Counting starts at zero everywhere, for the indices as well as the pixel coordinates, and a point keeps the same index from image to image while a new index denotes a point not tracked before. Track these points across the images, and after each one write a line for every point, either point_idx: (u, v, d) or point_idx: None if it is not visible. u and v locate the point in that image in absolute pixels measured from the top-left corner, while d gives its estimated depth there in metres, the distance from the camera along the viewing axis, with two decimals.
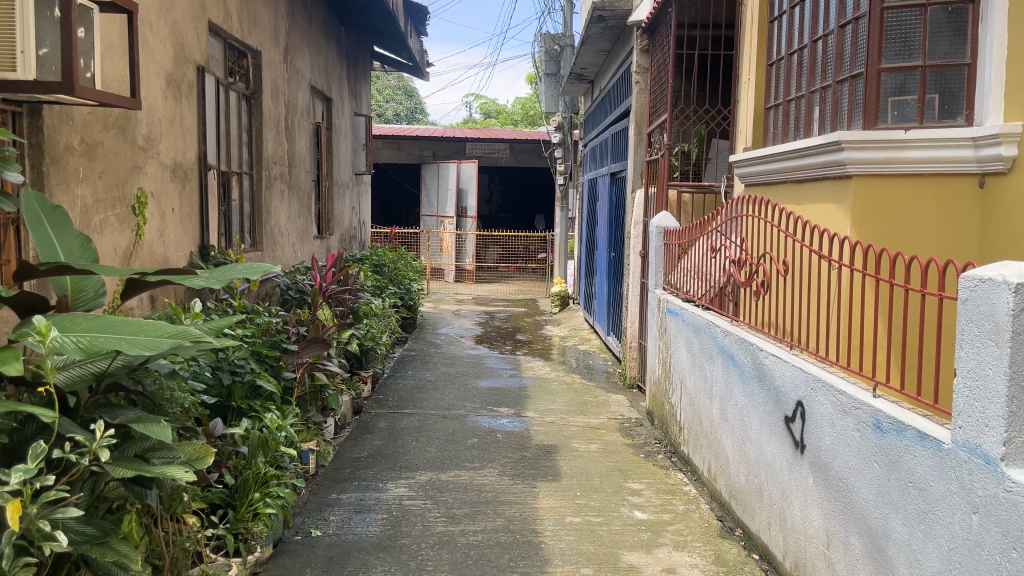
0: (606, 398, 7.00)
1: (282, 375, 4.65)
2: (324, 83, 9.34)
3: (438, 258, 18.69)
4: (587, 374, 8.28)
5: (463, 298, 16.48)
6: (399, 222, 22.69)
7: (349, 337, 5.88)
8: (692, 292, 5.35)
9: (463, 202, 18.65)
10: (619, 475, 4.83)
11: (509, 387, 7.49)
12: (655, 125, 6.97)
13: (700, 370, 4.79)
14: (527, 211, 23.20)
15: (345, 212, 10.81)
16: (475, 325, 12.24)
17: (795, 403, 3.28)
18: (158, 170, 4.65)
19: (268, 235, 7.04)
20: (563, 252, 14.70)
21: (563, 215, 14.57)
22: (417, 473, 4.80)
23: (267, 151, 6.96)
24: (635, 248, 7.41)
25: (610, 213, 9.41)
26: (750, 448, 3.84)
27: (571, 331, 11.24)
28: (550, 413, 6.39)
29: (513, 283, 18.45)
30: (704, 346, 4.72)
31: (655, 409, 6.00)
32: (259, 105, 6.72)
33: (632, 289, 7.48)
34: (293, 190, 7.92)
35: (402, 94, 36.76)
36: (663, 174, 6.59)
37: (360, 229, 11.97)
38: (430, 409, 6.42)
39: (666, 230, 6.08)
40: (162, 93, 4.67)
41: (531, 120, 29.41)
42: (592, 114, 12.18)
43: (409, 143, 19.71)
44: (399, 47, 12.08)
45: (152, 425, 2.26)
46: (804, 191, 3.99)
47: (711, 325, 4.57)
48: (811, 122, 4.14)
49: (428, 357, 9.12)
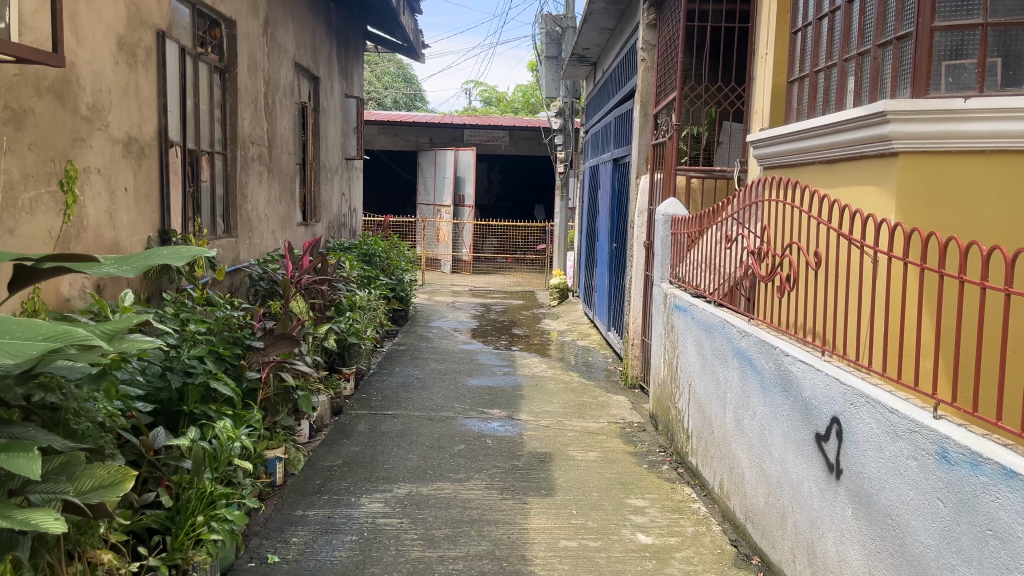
0: (606, 399, 6.52)
1: (246, 375, 4.17)
2: (311, 61, 8.82)
3: (435, 249, 18.26)
4: (585, 372, 7.78)
5: (459, 289, 15.97)
6: (395, 211, 22.21)
7: (326, 332, 5.40)
8: (703, 286, 4.86)
9: (460, 191, 18.13)
10: (619, 490, 4.34)
11: (502, 385, 7.01)
12: (662, 106, 6.47)
13: (711, 374, 4.29)
14: (527, 201, 22.73)
15: (334, 198, 10.32)
16: (470, 318, 11.74)
17: (830, 419, 2.78)
18: (107, 144, 4.15)
19: (245, 220, 6.54)
20: (562, 243, 14.18)
21: (563, 204, 14.05)
22: (395, 486, 4.31)
23: (243, 130, 6.45)
24: (640, 239, 6.91)
25: (612, 202, 8.88)
26: (771, 466, 3.34)
27: (570, 326, 10.76)
28: (546, 416, 5.91)
29: (511, 275, 17.94)
30: (716, 347, 4.22)
31: (659, 413, 5.52)
32: (234, 78, 6.21)
33: (637, 283, 6.98)
34: (274, 173, 7.41)
35: (402, 82, 36.32)
36: (671, 158, 6.09)
37: (351, 217, 11.48)
38: (416, 410, 5.94)
39: (673, 218, 5.59)
40: (111, 58, 4.17)
41: (533, 108, 28.93)
42: (594, 98, 11.71)
43: (405, 129, 19.15)
44: (392, 26, 11.54)
45: (21, 452, 1.85)
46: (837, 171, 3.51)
47: (725, 323, 4.08)
48: (844, 94, 3.63)
49: (418, 352, 8.65)
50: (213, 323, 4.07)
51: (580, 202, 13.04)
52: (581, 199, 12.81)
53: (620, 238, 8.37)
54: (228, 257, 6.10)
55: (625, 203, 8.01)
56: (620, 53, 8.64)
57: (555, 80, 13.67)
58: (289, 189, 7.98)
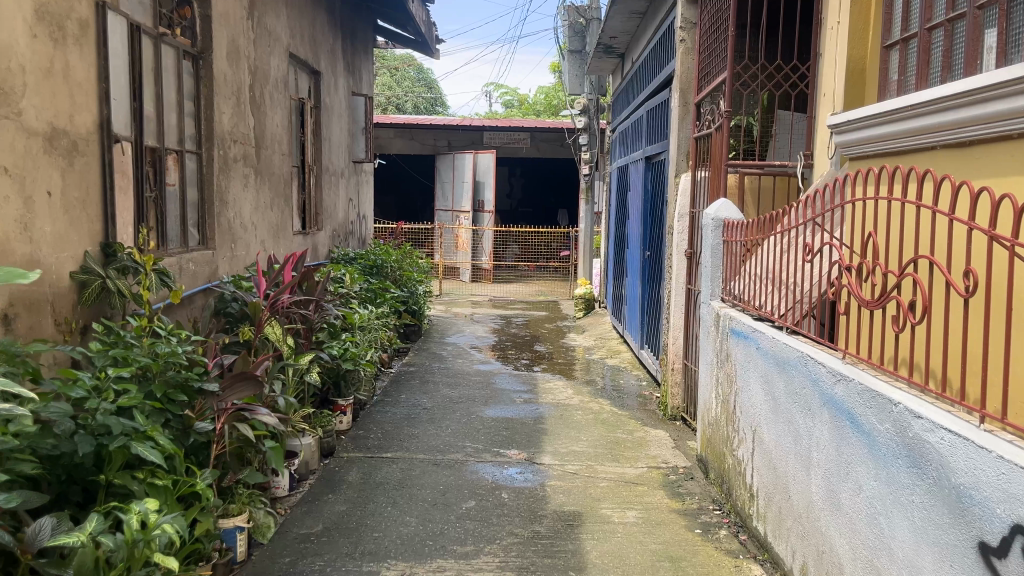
0: (644, 436, 5.59)
1: (194, 428, 3.29)
2: (310, 53, 7.99)
3: (454, 257, 17.43)
4: (616, 399, 6.85)
5: (478, 299, 15.09)
6: (412, 217, 21.42)
7: (309, 362, 4.53)
8: (769, 307, 3.93)
9: (479, 196, 17.27)
10: (668, 571, 3.42)
11: (522, 417, 6.09)
12: (710, 92, 5.53)
13: (786, 423, 3.35)
14: (549, 206, 21.83)
15: (339, 203, 9.47)
16: (488, 332, 10.84)
17: (1011, 527, 1.84)
18: (20, 137, 3.30)
19: (225, 229, 5.70)
20: (588, 250, 13.23)
21: (588, 208, 13.10)
22: (383, 566, 3.40)
23: (222, 125, 5.60)
24: (680, 247, 5.98)
25: (644, 206, 7.95)
26: (891, 570, 2.40)
27: (598, 341, 9.82)
28: (573, 459, 4.98)
29: (533, 283, 17.04)
30: (794, 390, 3.28)
31: (711, 458, 4.57)
32: (209, 66, 5.37)
33: (676, 299, 6.04)
34: (263, 175, 6.56)
35: (423, 86, 35.62)
36: (719, 152, 5.09)
37: (359, 225, 10.64)
38: (419, 452, 5.04)
39: (725, 223, 4.65)
40: (26, 29, 3.33)
41: (555, 109, 28.06)
42: (622, 93, 10.79)
43: (422, 132, 18.32)
44: (402, 18, 10.72)
45: None
46: (988, 155, 2.61)
47: (809, 360, 3.13)
48: (979, 55, 2.77)
49: (429, 374, 7.78)
50: (151, 363, 3.19)
51: (607, 205, 12.08)
52: (608, 203, 11.85)
53: (654, 246, 7.44)
54: (203, 273, 5.26)
55: (661, 207, 7.06)
56: (653, 38, 7.70)
57: (579, 75, 12.72)
58: (283, 193, 7.13)
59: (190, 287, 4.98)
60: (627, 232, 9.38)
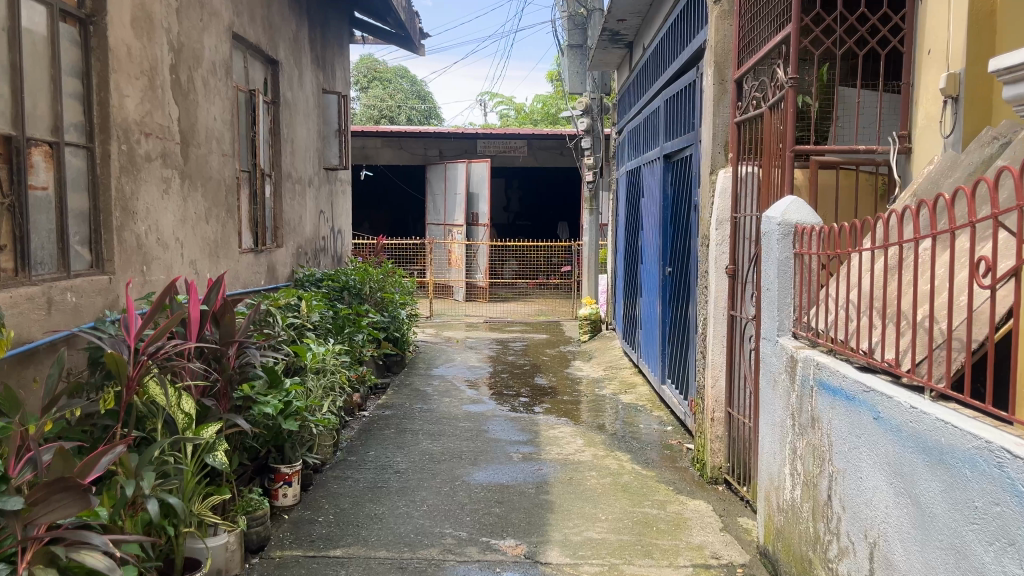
0: (681, 511, 4.26)
1: None
2: (264, 36, 6.72)
3: (446, 274, 16.14)
4: (636, 450, 5.53)
5: (473, 320, 13.78)
6: (404, 233, 20.15)
7: (215, 438, 3.24)
8: (880, 351, 2.60)
9: (473, 208, 16.03)
10: None
11: (520, 482, 4.76)
12: (760, 60, 4.23)
13: (952, 555, 2.03)
14: (549, 219, 20.58)
15: (305, 215, 8.15)
16: (482, 361, 9.52)
17: None
18: None
19: (133, 246, 4.40)
20: (594, 264, 11.88)
21: (592, 219, 11.80)
22: None
23: (126, 112, 4.32)
24: (719, 264, 4.68)
25: (663, 215, 6.66)
26: None
27: (608, 371, 8.50)
28: (590, 554, 3.66)
29: (532, 301, 15.73)
30: (970, 504, 1.96)
31: (787, 559, 3.25)
32: (103, 33, 4.09)
33: (713, 329, 4.74)
34: (193, 178, 5.25)
35: (416, 98, 34.48)
36: (784, 132, 3.72)
37: (334, 240, 9.34)
38: (380, 549, 3.70)
39: (794, 229, 3.35)
40: None
41: (554, 118, 26.87)
42: (630, 89, 9.57)
43: (412, 141, 17.06)
44: (380, 7, 9.50)
45: None
46: None
47: (1007, 461, 1.81)
48: None
49: (409, 417, 6.50)
50: None
51: (614, 215, 10.78)
52: (615, 212, 10.57)
53: (676, 261, 6.21)
54: (93, 305, 3.97)
55: (687, 213, 5.77)
56: (672, 13, 6.46)
57: (580, 72, 11.41)
58: (225, 202, 5.82)
59: (66, 326, 3.68)
60: (640, 245, 8.10)
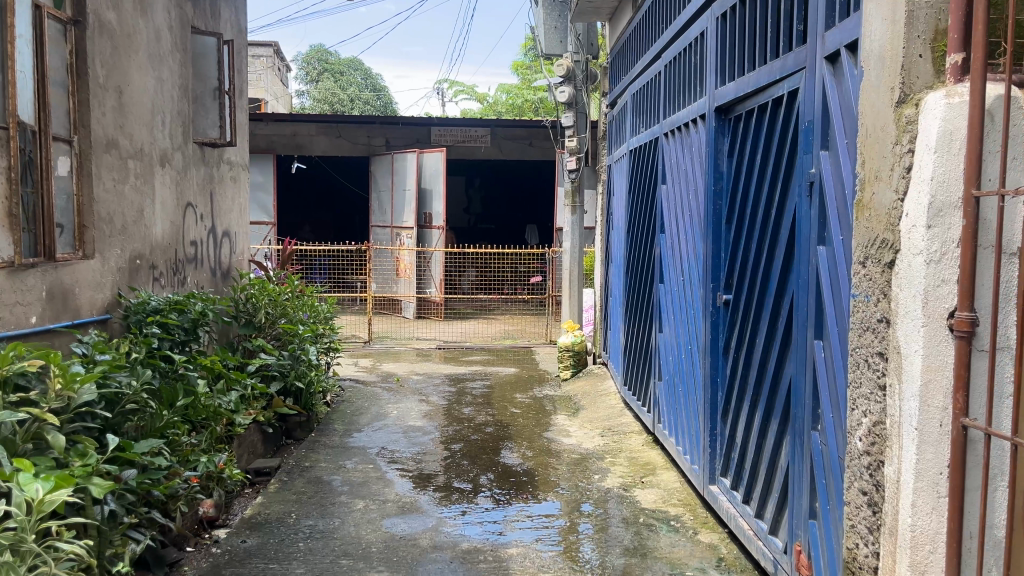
0: None
1: None
2: None
3: (392, 287, 13.40)
4: None
5: (422, 346, 11.00)
6: (348, 237, 17.41)
7: None
8: None
9: (426, 207, 13.32)
10: None
11: None
12: None
13: None
14: (514, 223, 18.05)
15: (154, 210, 5.33)
16: (427, 415, 6.80)
17: None
18: None
19: None
20: (577, 277, 9.19)
21: (576, 220, 9.15)
22: None
23: None
24: (932, 308, 2.03)
25: (715, 209, 4.08)
26: None
27: (608, 440, 5.82)
28: None
29: (497, 320, 12.97)
30: None
31: None
32: None
33: (909, 457, 2.09)
34: None
35: (370, 91, 31.61)
36: None
37: (213, 246, 6.54)
38: None
39: None
40: None
41: (521, 113, 24.26)
42: (632, 40, 6.94)
43: (351, 128, 14.21)
44: None
45: None
46: None
47: None
48: None
49: (286, 554, 3.76)
50: None
51: (605, 211, 8.16)
52: (608, 210, 7.93)
53: (758, 288, 3.59)
54: None
55: (793, 199, 3.14)
56: None
57: (560, 27, 8.93)
58: None
59: None
60: (657, 255, 5.50)
